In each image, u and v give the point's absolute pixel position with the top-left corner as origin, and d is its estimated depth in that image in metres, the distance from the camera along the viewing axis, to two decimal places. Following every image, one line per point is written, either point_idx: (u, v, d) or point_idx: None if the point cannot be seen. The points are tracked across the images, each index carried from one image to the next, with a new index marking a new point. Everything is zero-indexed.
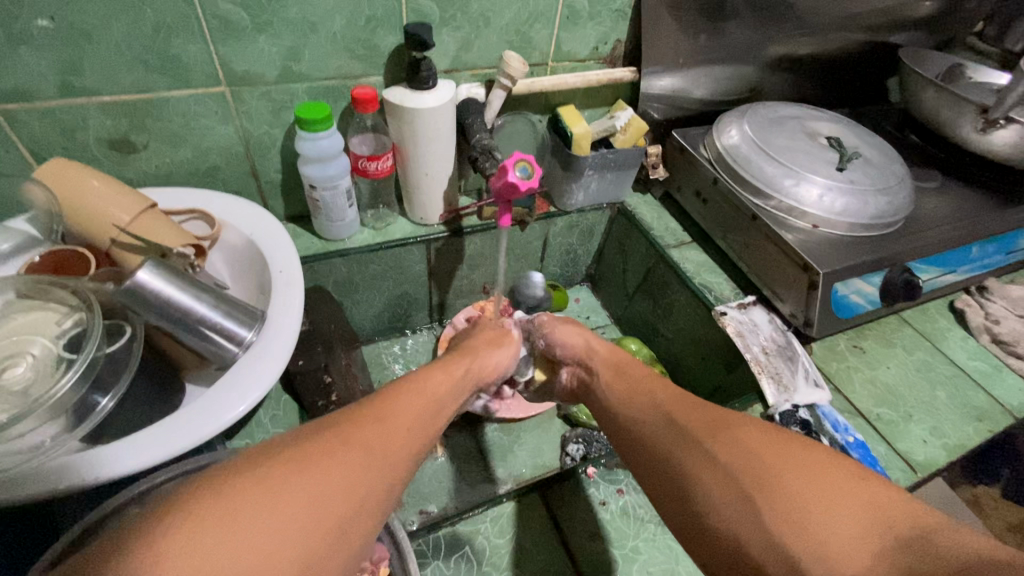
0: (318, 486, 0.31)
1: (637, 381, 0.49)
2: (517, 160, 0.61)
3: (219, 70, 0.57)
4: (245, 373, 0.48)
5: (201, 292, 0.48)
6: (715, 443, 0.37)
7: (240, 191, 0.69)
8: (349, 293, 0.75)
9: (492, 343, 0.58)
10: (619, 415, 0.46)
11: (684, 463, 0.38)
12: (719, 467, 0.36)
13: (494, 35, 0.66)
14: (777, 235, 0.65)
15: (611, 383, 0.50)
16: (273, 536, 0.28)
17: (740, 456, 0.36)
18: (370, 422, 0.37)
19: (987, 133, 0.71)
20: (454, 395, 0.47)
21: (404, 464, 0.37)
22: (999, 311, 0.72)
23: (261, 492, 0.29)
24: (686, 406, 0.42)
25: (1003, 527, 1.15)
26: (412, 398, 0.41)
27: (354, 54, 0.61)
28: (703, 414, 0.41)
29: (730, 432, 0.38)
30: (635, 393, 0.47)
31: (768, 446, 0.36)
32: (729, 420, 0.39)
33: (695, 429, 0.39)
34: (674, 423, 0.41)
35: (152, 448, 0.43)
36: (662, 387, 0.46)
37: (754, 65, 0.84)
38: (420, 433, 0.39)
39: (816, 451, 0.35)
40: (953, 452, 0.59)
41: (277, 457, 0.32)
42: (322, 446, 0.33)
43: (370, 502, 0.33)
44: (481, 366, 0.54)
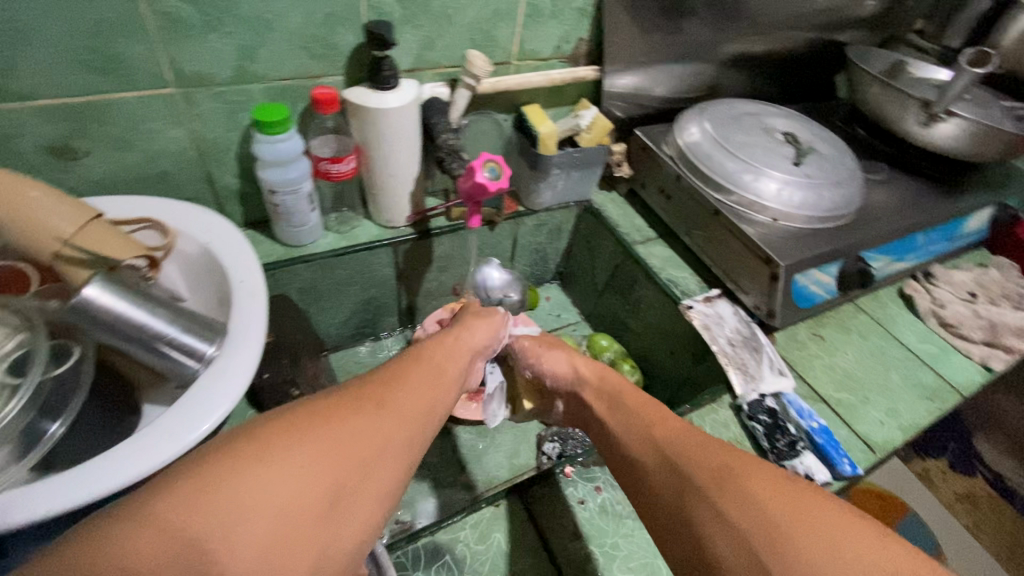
0: (334, 436, 0.31)
1: (632, 412, 0.47)
2: (485, 160, 0.61)
3: (168, 70, 0.54)
4: (206, 389, 0.45)
5: (157, 306, 0.46)
6: (721, 497, 0.36)
7: (195, 198, 0.66)
8: (314, 300, 0.73)
9: (480, 319, 0.54)
10: (620, 446, 0.45)
11: (690, 517, 0.37)
12: (724, 521, 0.35)
13: (457, 34, 0.65)
14: (739, 230, 0.67)
15: (607, 419, 0.48)
16: (295, 479, 0.28)
17: (754, 513, 0.35)
18: (380, 385, 0.37)
19: (930, 126, 0.74)
20: (460, 361, 0.46)
21: (421, 418, 0.36)
22: (944, 295, 0.76)
23: (282, 441, 0.29)
24: (685, 448, 0.41)
25: (952, 496, 1.21)
26: (418, 365, 0.41)
27: (312, 53, 0.59)
28: (707, 455, 0.39)
29: (735, 480, 0.37)
30: (642, 414, 0.46)
31: (776, 500, 0.35)
32: (734, 465, 0.38)
33: (700, 481, 0.38)
34: (677, 470, 0.39)
35: (109, 472, 0.40)
36: (656, 416, 0.45)
37: (712, 62, 0.86)
38: (432, 392, 0.39)
39: (831, 506, 0.35)
40: (908, 431, 0.62)
41: (290, 415, 0.32)
42: (335, 404, 0.33)
43: (392, 444, 0.33)
44: (472, 339, 0.51)
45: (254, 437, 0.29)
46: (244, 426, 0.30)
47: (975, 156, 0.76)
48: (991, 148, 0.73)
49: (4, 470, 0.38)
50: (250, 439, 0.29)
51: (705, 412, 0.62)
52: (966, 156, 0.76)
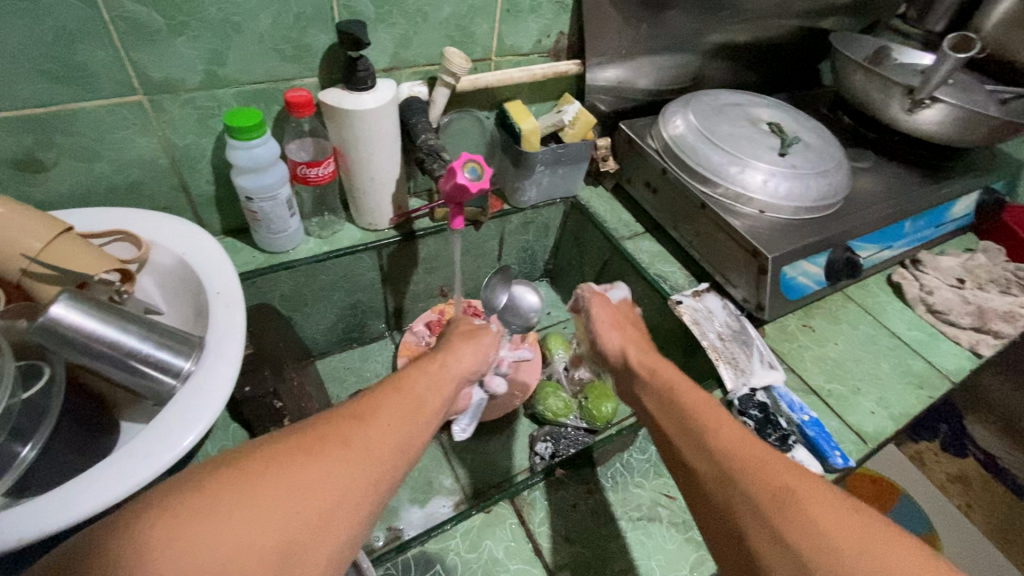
0: (289, 486, 0.30)
1: (680, 409, 0.43)
2: (465, 161, 0.59)
3: (133, 77, 0.52)
4: (183, 406, 0.44)
5: (129, 323, 0.45)
6: (783, 522, 0.33)
7: (170, 207, 0.64)
8: (298, 306, 0.72)
9: (467, 340, 0.50)
10: (672, 445, 0.42)
11: (749, 541, 0.34)
12: (785, 549, 0.33)
13: (433, 31, 0.64)
14: (726, 223, 0.66)
15: (659, 413, 0.45)
16: (243, 535, 0.27)
17: (821, 547, 0.32)
18: (350, 422, 0.35)
19: (915, 113, 0.74)
20: (444, 388, 0.43)
21: (390, 459, 0.35)
22: (932, 282, 0.76)
23: (232, 492, 0.28)
24: (746, 462, 0.37)
25: (943, 479, 1.23)
26: (396, 396, 0.39)
27: (283, 55, 0.58)
28: (771, 472, 0.36)
29: (803, 506, 0.34)
30: (695, 409, 0.43)
31: (848, 537, 0.32)
32: (801, 489, 0.35)
33: (761, 502, 0.35)
34: (734, 486, 0.36)
35: (83, 497, 0.39)
36: (714, 417, 0.41)
37: (695, 53, 0.85)
38: (406, 426, 0.37)
39: (911, 552, 0.31)
40: (899, 420, 0.62)
41: (246, 462, 0.30)
42: (296, 448, 0.32)
43: (352, 492, 0.32)
44: (459, 362, 0.47)
45: (206, 485, 0.29)
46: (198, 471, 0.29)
47: (960, 141, 0.75)
48: (976, 132, 0.72)
49: None
50: (203, 487, 0.28)
51: None
52: (950, 142, 0.76)
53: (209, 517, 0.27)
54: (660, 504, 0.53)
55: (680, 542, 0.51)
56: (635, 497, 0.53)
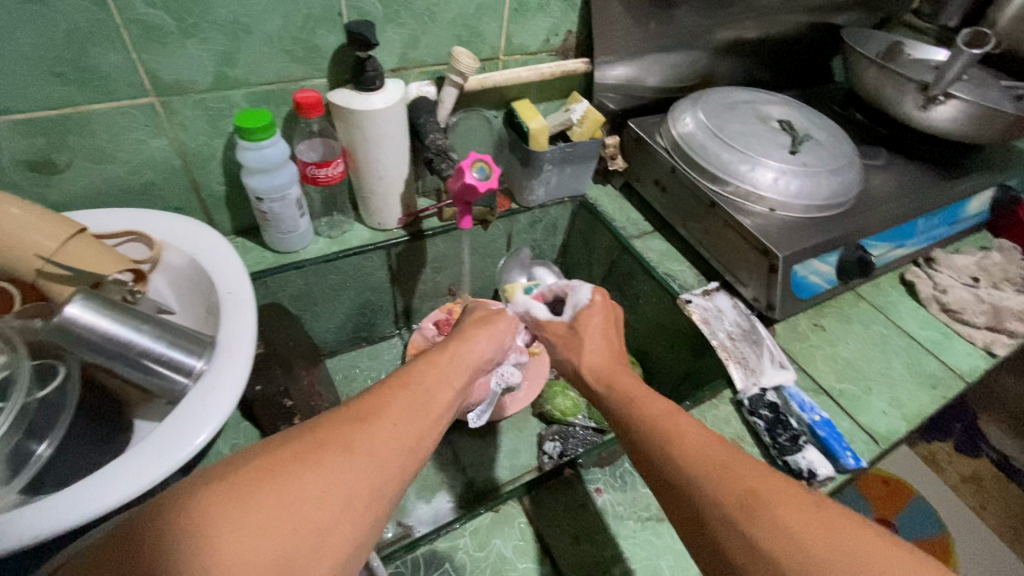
0: (290, 497, 0.30)
1: (644, 419, 0.43)
2: (474, 160, 0.59)
3: (145, 80, 0.53)
4: (196, 405, 0.45)
5: (142, 322, 0.45)
6: (754, 526, 0.33)
7: (181, 208, 0.65)
8: (308, 306, 0.72)
9: (480, 328, 0.49)
10: (642, 455, 0.41)
11: (725, 548, 0.34)
12: (757, 554, 0.33)
13: (442, 30, 0.64)
14: (736, 221, 0.65)
15: (628, 421, 0.44)
16: (242, 549, 0.27)
17: (789, 547, 0.32)
18: (353, 425, 0.35)
19: (928, 109, 0.73)
20: (455, 381, 0.43)
21: (396, 462, 0.35)
22: (946, 280, 0.75)
23: (228, 507, 0.28)
24: (716, 466, 0.37)
25: (958, 479, 1.20)
26: (403, 393, 0.39)
27: (293, 56, 0.58)
28: (733, 475, 0.36)
29: (767, 506, 0.34)
30: (653, 421, 0.42)
31: (814, 533, 0.32)
32: (763, 488, 0.35)
33: (728, 509, 0.35)
34: (704, 495, 0.36)
35: (96, 495, 0.39)
36: (675, 426, 0.41)
37: (704, 51, 0.84)
38: (413, 426, 0.37)
39: (873, 540, 0.32)
40: (912, 421, 0.61)
41: (247, 470, 0.30)
42: (298, 455, 0.32)
43: (355, 500, 0.32)
44: (472, 352, 0.46)
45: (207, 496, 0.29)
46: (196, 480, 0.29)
47: (975, 138, 0.74)
48: (991, 129, 0.71)
49: None
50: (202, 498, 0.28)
51: (705, 408, 0.61)
52: (965, 139, 0.75)
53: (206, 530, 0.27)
54: None
55: None
56: (644, 498, 0.53)
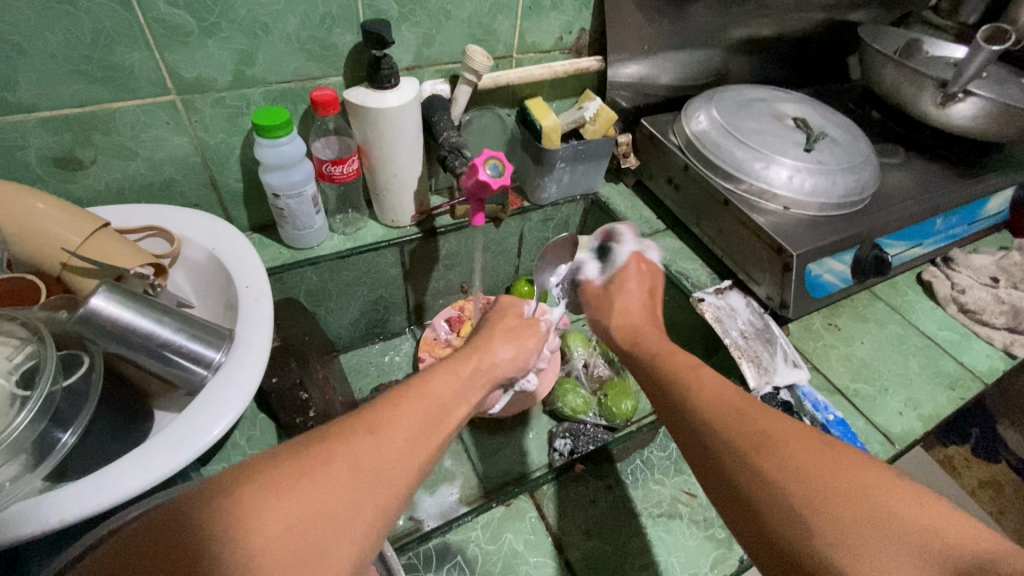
0: (296, 507, 0.29)
1: (668, 378, 0.44)
2: (487, 157, 0.59)
3: (167, 78, 0.54)
4: (214, 397, 0.46)
5: (163, 315, 0.47)
6: (762, 461, 0.34)
7: (200, 204, 0.66)
8: (322, 301, 0.73)
9: (504, 338, 0.51)
10: (664, 412, 0.43)
11: (732, 480, 0.35)
12: (765, 485, 0.33)
13: (456, 29, 0.64)
14: (749, 219, 0.65)
15: (654, 375, 0.46)
16: (245, 557, 0.27)
17: (795, 477, 0.32)
18: (362, 436, 0.34)
19: (947, 107, 0.72)
20: (465, 395, 0.43)
21: (402, 473, 0.34)
22: (964, 280, 0.74)
23: (252, 507, 0.28)
24: (732, 411, 0.38)
25: (975, 485, 1.18)
26: (415, 402, 0.38)
27: (311, 54, 0.59)
28: (747, 422, 0.36)
29: (775, 443, 0.34)
30: (673, 379, 0.43)
31: (819, 464, 0.32)
32: (773, 429, 0.35)
33: (739, 446, 0.35)
34: (716, 436, 0.37)
35: (118, 482, 0.40)
36: (697, 379, 0.42)
37: (718, 49, 0.84)
38: (423, 438, 0.36)
39: (884, 478, 0.31)
40: (928, 421, 0.61)
41: (255, 478, 0.30)
42: (307, 466, 0.31)
43: (361, 514, 0.31)
44: (493, 362, 0.48)
45: (216, 503, 0.28)
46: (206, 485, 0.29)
47: (995, 135, 0.73)
48: (1012, 126, 0.70)
49: (17, 480, 0.39)
50: (211, 507, 0.28)
51: None
52: (984, 136, 0.74)
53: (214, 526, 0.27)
54: (680, 501, 0.53)
55: (701, 539, 0.50)
56: (655, 494, 0.53)
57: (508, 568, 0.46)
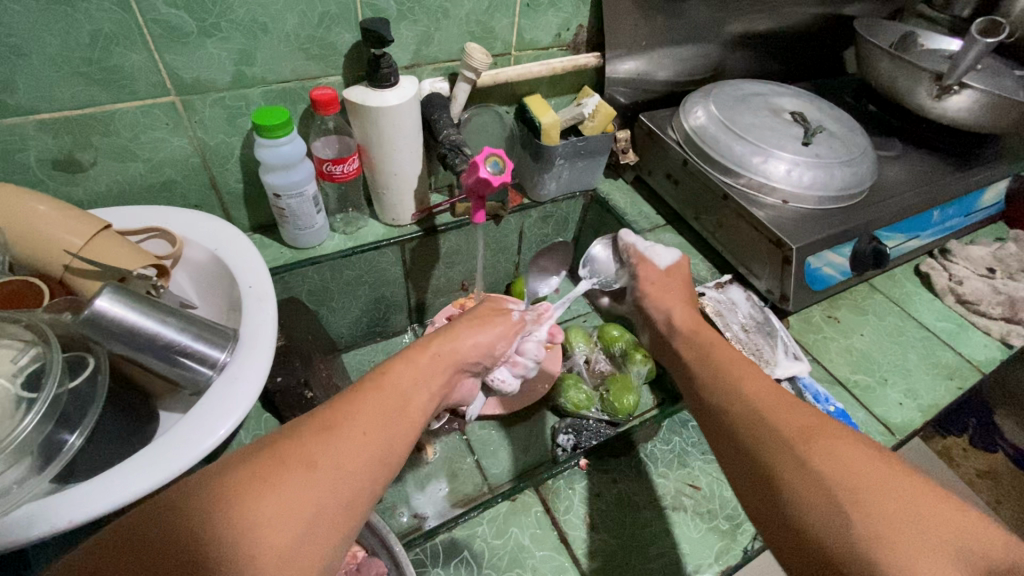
0: (274, 503, 0.30)
1: (711, 370, 0.48)
2: (487, 154, 0.59)
3: (166, 79, 0.54)
4: (221, 397, 0.46)
5: (168, 315, 0.47)
6: (809, 452, 0.37)
7: (200, 205, 0.66)
8: (324, 301, 0.73)
9: (470, 327, 0.52)
10: (707, 400, 0.46)
11: (773, 462, 0.38)
12: (807, 472, 0.36)
13: (455, 27, 0.65)
14: (749, 213, 0.66)
15: (701, 367, 0.49)
16: (244, 547, 0.28)
17: (840, 472, 0.35)
18: (322, 434, 0.35)
19: (942, 99, 0.72)
20: (430, 385, 0.44)
21: (368, 463, 0.35)
22: (961, 272, 0.74)
23: (250, 499, 0.30)
24: (779, 408, 0.41)
25: (974, 474, 1.18)
26: (373, 397, 0.39)
27: (310, 54, 0.59)
28: (796, 419, 0.39)
29: (827, 439, 0.37)
30: (722, 371, 0.47)
31: (870, 469, 0.35)
32: (825, 430, 0.38)
33: (788, 434, 0.38)
34: (766, 423, 0.40)
35: (127, 483, 0.40)
36: (744, 376, 0.45)
37: (715, 44, 0.84)
38: (387, 428, 0.37)
39: (930, 494, 0.33)
40: (928, 412, 0.61)
41: (237, 473, 0.31)
42: (283, 462, 0.32)
43: (332, 506, 0.32)
44: (457, 348, 0.49)
45: (210, 496, 0.30)
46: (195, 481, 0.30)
47: (990, 127, 0.74)
48: (1008, 117, 0.71)
49: (23, 484, 0.38)
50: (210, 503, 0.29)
51: None
52: (979, 129, 0.74)
53: (205, 517, 0.29)
54: (684, 494, 0.53)
55: (705, 530, 0.51)
56: (659, 487, 0.53)
57: (514, 562, 0.47)
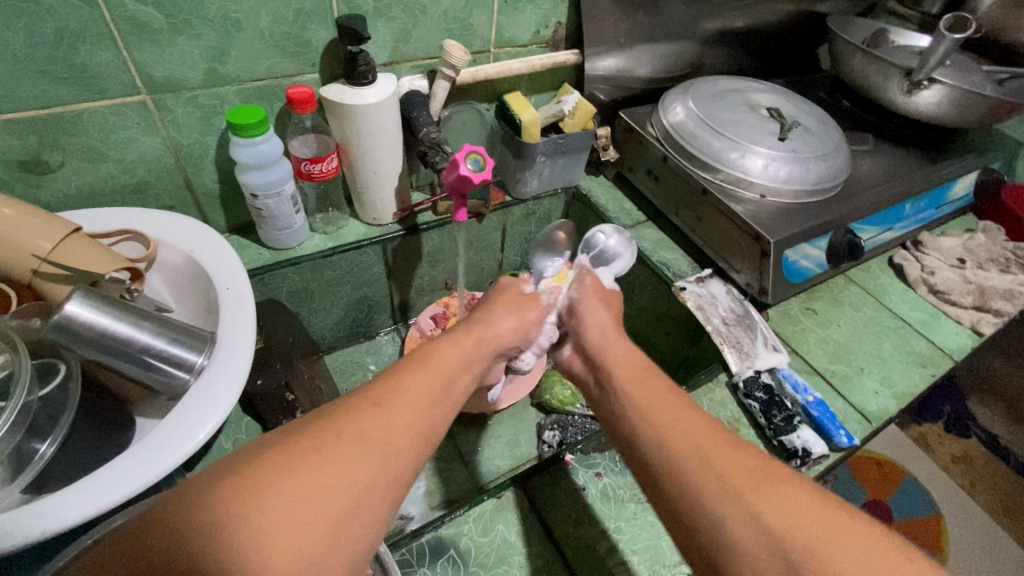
0: (297, 491, 0.29)
1: (637, 398, 0.43)
2: (468, 152, 0.59)
3: (136, 77, 0.53)
4: (199, 402, 0.45)
5: (143, 319, 0.46)
6: (761, 504, 0.34)
7: (175, 206, 0.65)
8: (305, 302, 0.72)
9: (508, 308, 0.50)
10: (633, 431, 0.41)
11: (722, 514, 0.34)
12: (758, 526, 0.33)
13: (432, 24, 0.64)
14: (728, 208, 0.66)
15: (624, 388, 0.44)
16: (265, 536, 0.27)
17: (792, 525, 0.33)
18: (365, 413, 0.33)
19: (913, 95, 0.74)
20: (471, 367, 0.42)
21: (408, 449, 0.33)
22: (933, 263, 0.76)
23: (275, 483, 0.29)
24: (721, 448, 0.37)
25: (949, 459, 1.18)
26: (419, 377, 0.37)
27: (285, 51, 0.58)
28: (743, 462, 0.36)
29: (776, 488, 0.35)
30: (645, 400, 0.42)
31: (821, 519, 0.33)
32: (774, 476, 0.36)
33: (735, 483, 0.35)
34: (711, 466, 0.36)
35: (103, 492, 0.39)
36: (671, 408, 0.41)
37: (692, 40, 0.85)
38: (429, 413, 0.36)
39: (884, 551, 0.32)
40: (902, 399, 0.63)
41: (270, 455, 0.30)
42: (317, 441, 0.31)
43: (372, 493, 0.31)
44: (497, 333, 0.47)
45: (229, 484, 0.28)
46: (219, 466, 0.30)
47: (960, 121, 0.76)
48: (975, 111, 0.72)
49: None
50: (203, 512, 0.27)
51: (700, 393, 0.62)
52: (949, 123, 0.76)
53: (212, 515, 0.27)
54: None
55: None
56: None
57: (501, 559, 0.47)
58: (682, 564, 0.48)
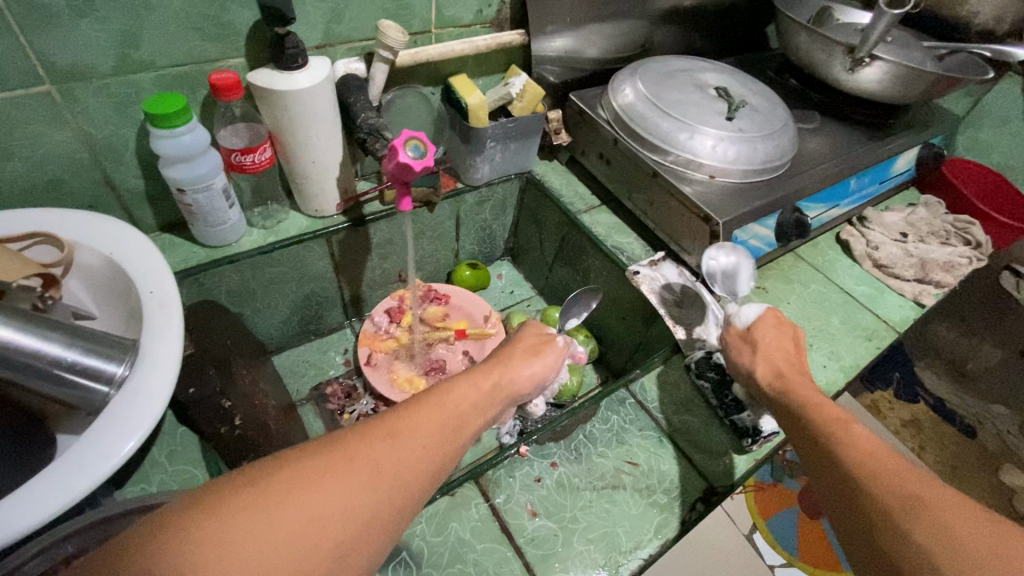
0: (289, 523, 0.28)
1: (813, 425, 0.45)
2: (407, 138, 0.57)
3: (38, 66, 0.48)
4: (118, 413, 0.42)
5: (51, 330, 0.42)
6: (908, 520, 0.35)
7: (95, 205, 0.60)
8: (247, 302, 0.69)
9: (528, 354, 0.51)
10: (807, 453, 0.44)
11: (875, 532, 0.36)
12: (905, 540, 0.34)
13: (366, 3, 0.61)
14: (677, 190, 0.66)
15: (794, 413, 0.47)
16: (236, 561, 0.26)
17: (943, 539, 0.33)
18: (381, 439, 0.34)
19: (855, 72, 0.75)
20: (483, 407, 0.42)
21: (411, 490, 0.33)
22: (877, 238, 0.78)
23: (258, 510, 0.28)
24: (881, 468, 0.39)
25: (898, 424, 1.25)
26: (436, 412, 0.38)
27: (204, 34, 0.54)
28: (898, 482, 0.37)
29: (930, 507, 0.35)
30: (815, 426, 0.45)
31: (977, 538, 0.33)
32: (931, 497, 0.36)
33: (888, 504, 0.36)
34: (863, 485, 0.38)
35: (8, 519, 0.36)
36: (840, 433, 0.43)
37: (641, 19, 0.83)
38: (443, 451, 0.36)
39: None
40: (849, 372, 0.64)
41: (278, 474, 0.30)
42: (328, 464, 0.31)
43: (375, 522, 0.31)
44: (514, 378, 0.47)
45: (244, 497, 0.29)
46: (236, 476, 0.30)
47: (900, 97, 0.77)
48: (916, 87, 0.74)
49: None
50: (208, 522, 0.27)
51: (653, 373, 0.62)
52: (890, 99, 0.78)
53: (213, 524, 0.27)
54: (623, 471, 0.53)
55: (644, 506, 0.51)
56: (599, 467, 0.53)
57: (456, 557, 0.46)
58: (638, 549, 0.48)
